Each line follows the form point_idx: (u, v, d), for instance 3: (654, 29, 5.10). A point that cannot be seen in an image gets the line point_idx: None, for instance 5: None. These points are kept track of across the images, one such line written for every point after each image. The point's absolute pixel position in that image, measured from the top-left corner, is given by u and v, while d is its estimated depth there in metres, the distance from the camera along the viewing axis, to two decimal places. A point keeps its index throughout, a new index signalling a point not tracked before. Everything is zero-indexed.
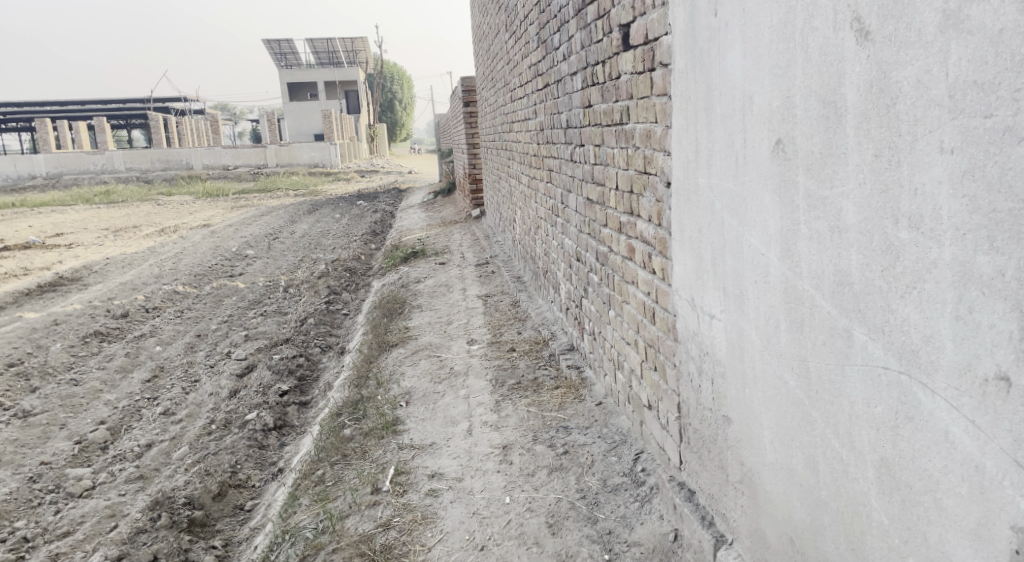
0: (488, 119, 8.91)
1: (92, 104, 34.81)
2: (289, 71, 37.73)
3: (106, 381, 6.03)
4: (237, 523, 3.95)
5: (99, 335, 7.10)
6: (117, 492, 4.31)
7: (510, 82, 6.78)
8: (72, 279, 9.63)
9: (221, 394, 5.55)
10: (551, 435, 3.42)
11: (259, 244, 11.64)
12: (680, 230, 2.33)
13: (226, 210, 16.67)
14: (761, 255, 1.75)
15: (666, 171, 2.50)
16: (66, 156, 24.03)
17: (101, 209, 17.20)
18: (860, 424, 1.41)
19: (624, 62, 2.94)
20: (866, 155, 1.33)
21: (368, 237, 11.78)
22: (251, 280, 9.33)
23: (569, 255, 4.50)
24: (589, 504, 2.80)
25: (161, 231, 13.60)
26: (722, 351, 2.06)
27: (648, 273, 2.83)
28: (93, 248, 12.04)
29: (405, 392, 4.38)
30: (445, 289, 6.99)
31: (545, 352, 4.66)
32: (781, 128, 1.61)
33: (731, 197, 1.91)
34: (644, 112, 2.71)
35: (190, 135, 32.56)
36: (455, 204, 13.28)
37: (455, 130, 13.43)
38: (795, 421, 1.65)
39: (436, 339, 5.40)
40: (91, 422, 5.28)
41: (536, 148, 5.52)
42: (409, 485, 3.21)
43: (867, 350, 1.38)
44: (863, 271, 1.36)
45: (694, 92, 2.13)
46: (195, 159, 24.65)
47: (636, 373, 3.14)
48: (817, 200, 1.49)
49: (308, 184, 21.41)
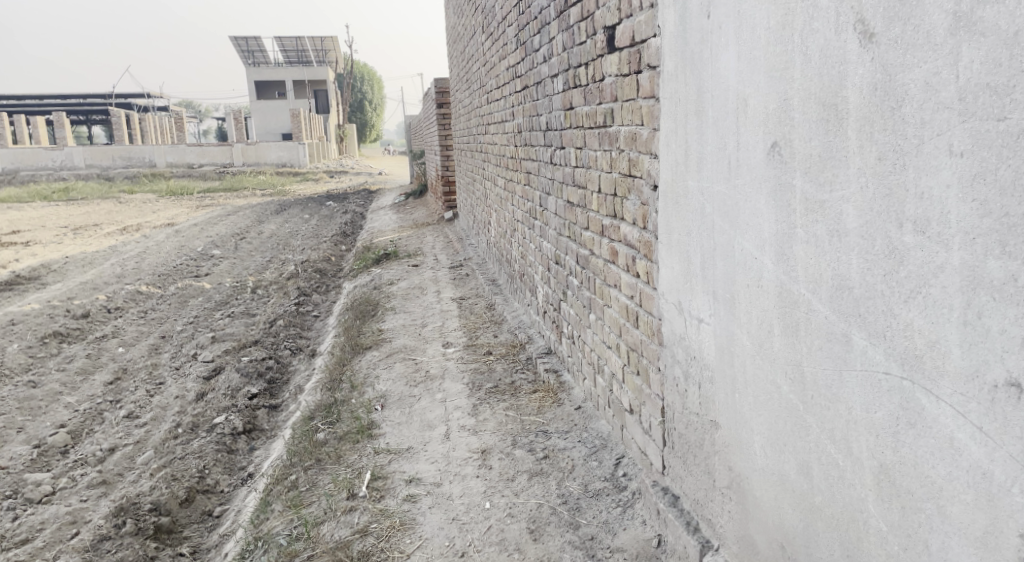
0: (462, 122, 8.87)
1: (52, 98, 34.01)
2: (257, 69, 37.30)
3: (67, 384, 5.87)
4: (205, 529, 3.87)
5: (59, 336, 6.91)
6: (80, 498, 4.19)
7: (485, 84, 6.76)
8: (31, 278, 9.40)
9: (188, 397, 5.44)
10: (530, 440, 3.39)
11: (227, 244, 11.48)
12: (667, 233, 2.31)
13: (191, 210, 16.38)
14: (754, 259, 1.74)
15: (652, 173, 2.49)
16: (24, 151, 23.43)
17: (60, 207, 16.81)
18: (858, 430, 1.40)
19: (608, 64, 2.92)
20: (870, 157, 1.32)
21: (338, 238, 11.66)
22: (218, 280, 9.18)
23: (547, 257, 4.48)
24: (570, 510, 2.77)
25: (124, 230, 13.34)
26: (710, 355, 2.05)
27: (632, 276, 2.82)
28: (52, 247, 11.77)
29: (379, 396, 4.33)
30: (419, 291, 6.94)
31: (522, 356, 4.64)
32: (777, 131, 1.60)
33: (723, 200, 1.89)
34: (630, 115, 2.70)
35: (154, 133, 32.04)
36: (427, 206, 13.21)
37: (427, 132, 13.37)
38: (788, 427, 1.64)
39: (410, 342, 5.35)
40: (51, 425, 5.14)
41: (513, 151, 5.50)
42: (385, 490, 3.15)
43: (866, 355, 1.37)
44: (863, 275, 1.35)
45: (683, 94, 2.12)
46: (159, 157, 24.28)
47: (617, 377, 3.12)
48: (815, 204, 1.47)
49: (276, 184, 21.19)
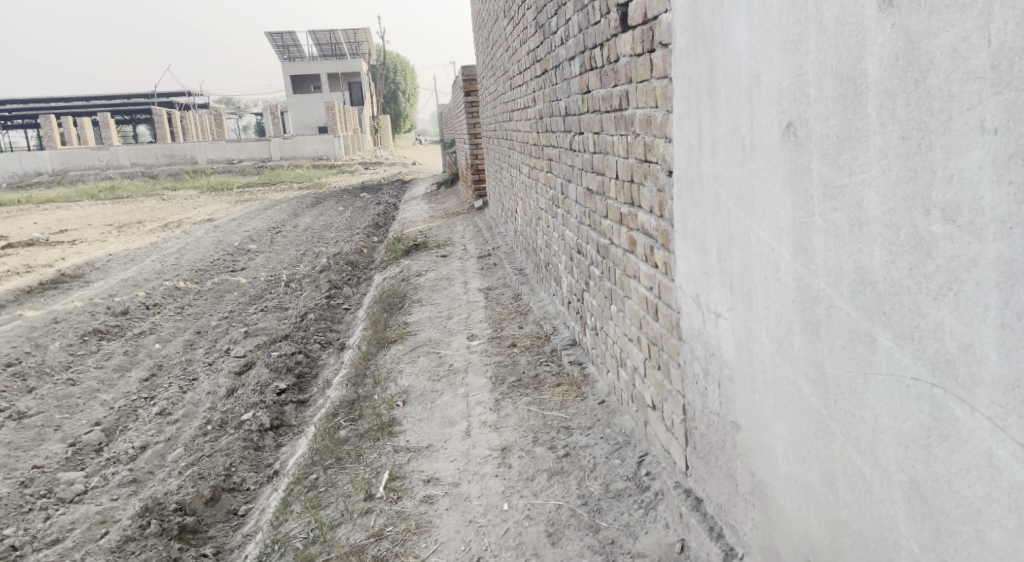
0: (490, 109, 8.74)
1: (96, 98, 34.63)
2: (292, 63, 37.54)
3: (103, 381, 5.90)
4: (230, 529, 3.81)
5: (98, 333, 6.97)
6: (110, 497, 4.16)
7: (509, 70, 6.62)
8: (74, 276, 9.52)
9: (218, 393, 5.42)
10: (551, 437, 3.27)
11: (262, 238, 11.52)
12: (683, 222, 2.18)
13: (230, 205, 16.51)
14: (771, 250, 1.60)
15: (667, 159, 2.35)
16: (72, 152, 23.91)
17: (105, 206, 17.05)
18: (887, 440, 1.26)
19: (622, 43, 2.78)
20: (893, 136, 1.17)
21: (370, 230, 11.63)
22: (253, 275, 9.20)
23: (570, 246, 4.35)
24: (591, 511, 2.66)
25: (164, 226, 13.47)
26: (729, 352, 1.91)
27: (650, 267, 2.68)
28: (97, 245, 11.93)
29: (402, 391, 4.24)
30: (447, 282, 6.86)
31: (547, 348, 4.52)
32: (792, 110, 1.46)
33: (737, 186, 1.76)
34: (644, 97, 2.56)
35: (195, 130, 32.44)
36: (459, 195, 13.12)
37: (457, 121, 13.25)
38: (811, 433, 1.50)
39: (435, 334, 5.26)
40: (86, 423, 5.15)
41: (536, 137, 5.36)
42: (403, 491, 3.07)
43: (893, 357, 1.22)
44: (888, 269, 1.21)
45: (695, 72, 1.97)
46: (199, 154, 24.55)
47: (639, 372, 2.99)
48: (834, 189, 1.33)
49: (312, 177, 21.27)
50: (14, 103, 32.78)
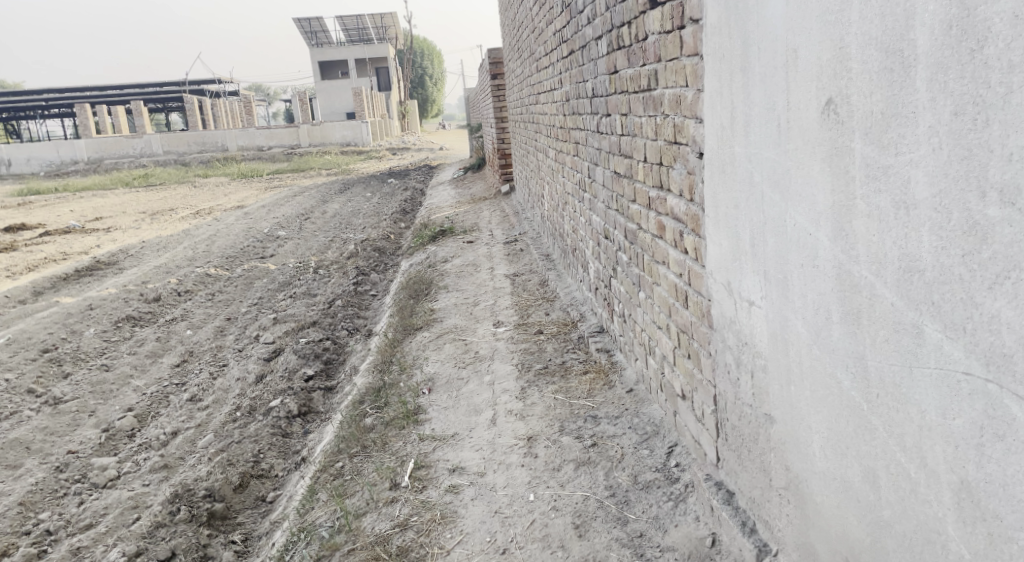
0: (515, 92, 8.65)
1: (129, 87, 34.96)
2: (320, 49, 37.58)
3: (136, 367, 5.94)
4: (258, 515, 3.80)
5: (131, 320, 7.02)
6: (142, 482, 4.17)
7: (535, 51, 6.52)
8: (109, 263, 9.62)
9: (247, 379, 5.42)
10: (578, 426, 3.21)
11: (292, 225, 11.55)
12: (715, 206, 2.09)
13: (260, 192, 16.58)
14: (808, 236, 1.52)
15: (698, 140, 2.27)
16: (107, 140, 24.18)
17: (140, 194, 17.23)
18: (934, 438, 1.18)
19: (651, 21, 2.68)
20: (945, 112, 1.09)
21: (398, 216, 11.61)
22: (282, 261, 9.23)
23: (597, 232, 4.27)
24: (618, 503, 2.60)
25: (196, 214, 13.58)
26: (763, 342, 1.84)
27: (680, 253, 2.60)
28: (131, 232, 12.05)
29: (428, 379, 4.21)
30: (473, 268, 6.81)
31: (574, 334, 4.45)
32: (833, 86, 1.37)
33: (773, 168, 1.67)
34: (674, 76, 2.47)
35: (225, 117, 32.68)
36: (485, 180, 13.06)
37: (484, 105, 13.16)
38: (851, 428, 1.42)
39: (461, 321, 5.21)
40: (119, 409, 5.19)
41: (562, 121, 5.28)
42: (429, 480, 3.03)
43: (941, 351, 1.14)
44: (937, 254, 1.13)
45: (728, 49, 1.89)
46: (230, 141, 24.71)
47: (668, 360, 2.91)
48: (878, 169, 1.24)
49: (341, 163, 21.32)
50: (49, 92, 33.19)
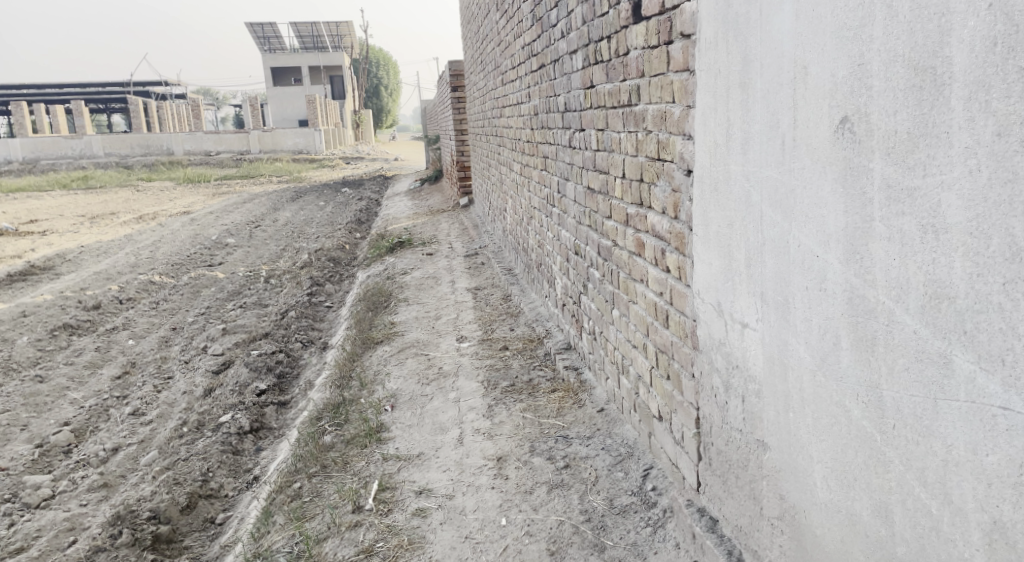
0: (477, 105, 8.59)
1: (69, 86, 33.94)
2: (273, 55, 37.00)
3: (74, 378, 5.67)
4: (207, 539, 3.61)
5: (68, 328, 6.71)
6: (79, 502, 3.94)
7: (500, 65, 6.47)
8: (44, 268, 9.22)
9: (195, 393, 5.21)
10: (549, 446, 3.13)
11: (241, 232, 11.26)
12: (705, 225, 2.04)
13: (208, 197, 16.20)
14: (815, 258, 1.46)
15: (685, 157, 2.22)
16: (45, 140, 23.39)
17: (78, 196, 16.65)
18: (962, 474, 1.15)
19: (634, 36, 2.64)
20: (985, 132, 1.07)
21: (353, 226, 11.41)
22: (231, 270, 8.96)
23: (566, 247, 4.21)
24: (595, 529, 2.52)
25: (139, 219, 13.15)
26: (757, 366, 1.78)
27: (660, 271, 2.55)
28: (68, 236, 11.60)
29: (390, 395, 4.08)
30: (433, 281, 6.69)
31: (540, 351, 4.38)
32: (848, 104, 1.33)
33: (774, 186, 1.62)
34: (659, 91, 2.42)
35: (172, 119, 31.89)
36: (443, 192, 12.94)
37: (442, 117, 13.04)
38: (860, 459, 1.37)
39: (423, 336, 5.09)
40: (55, 423, 4.93)
41: (529, 135, 5.23)
42: (394, 503, 2.90)
43: (974, 383, 1.12)
44: (972, 282, 1.11)
45: (724, 65, 1.84)
46: (176, 145, 24.12)
47: (643, 380, 2.85)
48: (901, 191, 1.21)
49: (293, 171, 20.96)
50: None
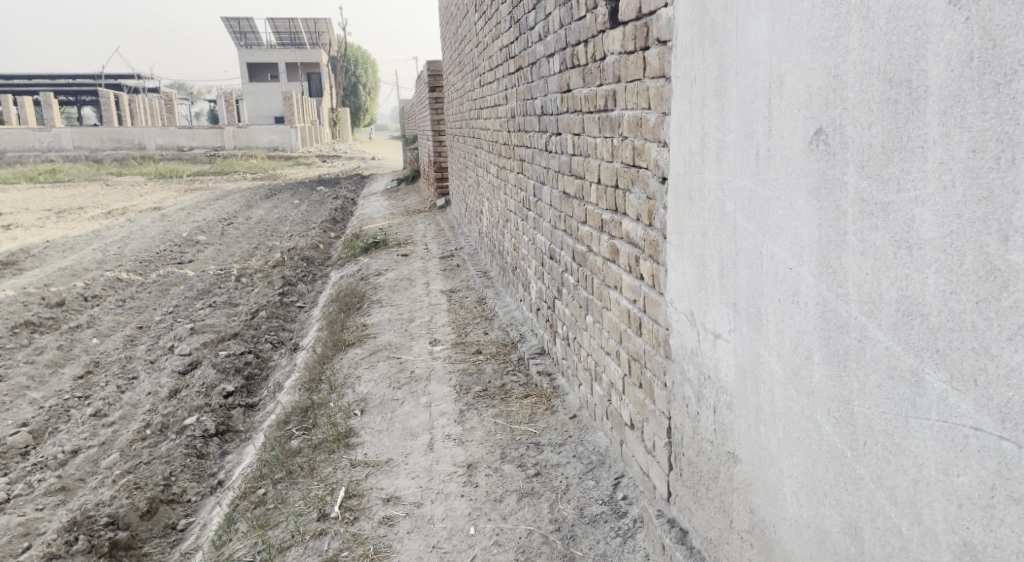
0: (455, 106, 8.55)
1: (39, 78, 33.39)
2: (250, 51, 36.67)
3: (35, 377, 5.54)
4: (167, 546, 3.54)
5: (31, 326, 6.57)
6: (35, 507, 3.84)
7: (478, 66, 6.44)
8: (8, 264, 9.03)
9: (160, 394, 5.11)
10: (520, 454, 3.10)
11: (212, 230, 11.12)
12: (679, 233, 2.02)
13: (180, 193, 15.98)
14: (788, 270, 1.44)
15: (660, 164, 2.20)
16: (12, 132, 22.95)
17: (45, 190, 16.36)
18: (933, 494, 1.14)
19: (611, 40, 2.61)
20: (960, 148, 1.05)
21: (327, 225, 11.31)
22: (201, 268, 8.84)
23: (541, 251, 4.18)
24: (564, 539, 2.49)
25: (108, 214, 12.94)
26: (729, 377, 1.76)
27: (635, 278, 2.52)
28: (34, 231, 11.38)
29: (360, 399, 4.03)
30: (408, 282, 6.64)
31: (513, 356, 4.34)
32: (823, 114, 1.30)
33: (749, 197, 1.60)
34: (635, 97, 2.40)
35: (144, 113, 31.46)
36: (419, 193, 12.88)
37: (420, 118, 12.97)
38: (830, 475, 1.35)
39: (395, 338, 5.04)
40: (13, 424, 4.81)
41: (506, 137, 5.19)
42: (360, 511, 2.86)
43: (946, 401, 1.10)
44: (946, 301, 1.09)
45: (701, 72, 1.81)
46: (148, 140, 23.81)
47: (616, 388, 2.83)
48: (875, 206, 1.19)
49: (268, 168, 20.75)
50: None
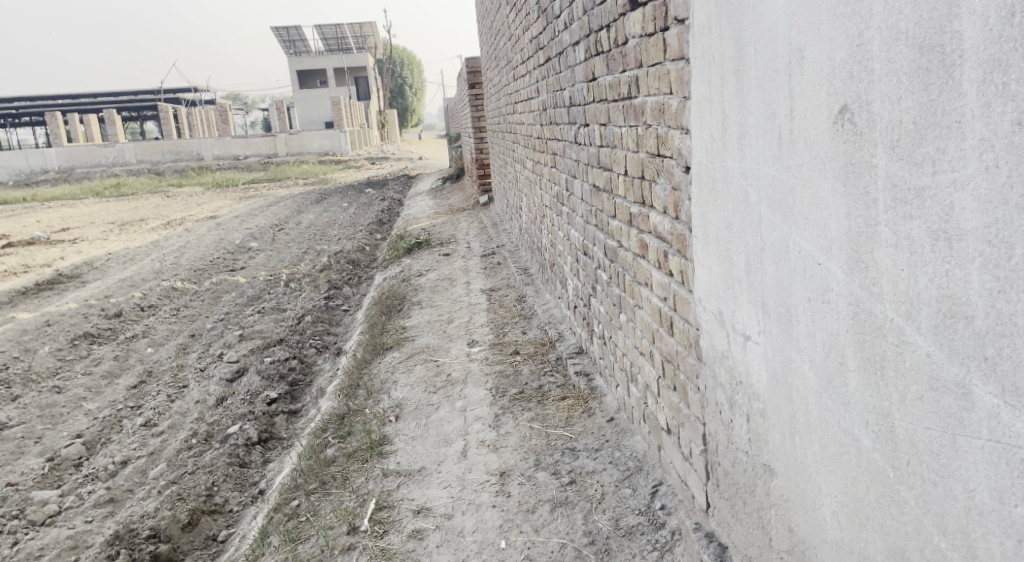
0: (493, 101, 8.42)
1: (104, 96, 34.47)
2: (299, 58, 37.19)
3: (91, 388, 5.63)
4: (208, 557, 3.51)
5: (89, 337, 6.69)
6: (84, 519, 3.86)
7: (512, 59, 6.30)
8: (72, 276, 9.26)
9: (207, 402, 5.13)
10: (555, 460, 2.98)
11: (265, 236, 11.24)
12: (704, 227, 1.87)
13: (235, 202, 16.25)
14: (817, 267, 1.29)
15: (683, 152, 2.05)
16: (79, 149, 23.70)
17: (110, 203, 16.81)
18: (988, 526, 0.99)
19: (632, 24, 2.46)
20: (1003, 122, 0.91)
21: (374, 227, 11.33)
22: (252, 274, 8.91)
23: (576, 247, 4.04)
24: (598, 553, 2.37)
25: (167, 224, 13.21)
26: (761, 383, 1.61)
27: (664, 275, 2.37)
28: (98, 243, 11.67)
29: (396, 405, 3.95)
30: (449, 282, 6.56)
31: (551, 356, 4.22)
32: (847, 91, 1.15)
33: (773, 186, 1.45)
34: (657, 82, 2.25)
35: (201, 125, 32.15)
36: (463, 191, 12.80)
37: (463, 116, 12.90)
38: (872, 497, 1.20)
39: (434, 341, 4.95)
40: (68, 435, 4.86)
41: (539, 130, 5.06)
42: (390, 524, 2.77)
43: (998, 419, 0.96)
44: (994, 302, 0.94)
45: (718, 51, 1.66)
46: (205, 150, 24.31)
47: (651, 390, 2.68)
48: (908, 192, 1.04)
49: (318, 173, 20.95)
50: (22, 101, 32.71)
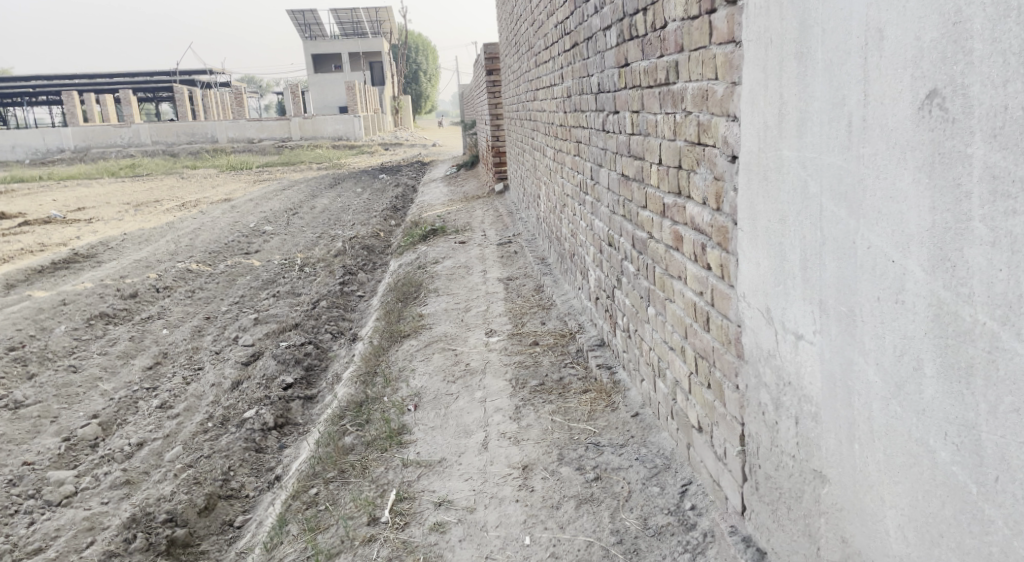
0: (512, 89, 8.31)
1: (120, 76, 34.44)
2: (314, 42, 37.02)
3: (106, 368, 5.59)
4: (224, 543, 3.46)
5: (105, 317, 6.64)
6: (100, 501, 3.81)
7: (534, 45, 6.19)
8: (87, 256, 9.21)
9: (223, 385, 5.07)
10: (579, 455, 2.90)
11: (279, 220, 11.17)
12: (752, 218, 1.78)
13: (249, 185, 16.18)
14: (889, 263, 1.20)
15: (729, 140, 1.97)
16: (95, 129, 23.69)
17: (126, 184, 16.78)
18: None
19: (672, 7, 2.37)
20: None
21: (388, 213, 11.24)
22: (267, 258, 8.85)
23: (599, 238, 3.95)
24: (627, 553, 2.29)
25: (182, 206, 13.16)
26: (815, 386, 1.52)
27: (700, 268, 2.29)
28: (114, 224, 11.64)
29: (415, 394, 3.88)
30: (465, 270, 6.47)
31: (572, 347, 4.14)
32: (937, 75, 1.08)
33: (838, 176, 1.35)
34: (699, 67, 2.16)
35: (216, 108, 32.08)
36: (478, 178, 12.68)
37: (478, 102, 12.77)
38: (948, 512, 1.14)
39: (451, 329, 4.87)
40: (83, 415, 4.82)
41: (562, 118, 4.96)
42: (412, 516, 2.71)
43: None
44: None
45: (777, 33, 1.57)
46: (220, 132, 24.24)
47: (681, 387, 2.60)
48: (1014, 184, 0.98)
49: (332, 158, 20.87)
50: (39, 80, 32.73)
